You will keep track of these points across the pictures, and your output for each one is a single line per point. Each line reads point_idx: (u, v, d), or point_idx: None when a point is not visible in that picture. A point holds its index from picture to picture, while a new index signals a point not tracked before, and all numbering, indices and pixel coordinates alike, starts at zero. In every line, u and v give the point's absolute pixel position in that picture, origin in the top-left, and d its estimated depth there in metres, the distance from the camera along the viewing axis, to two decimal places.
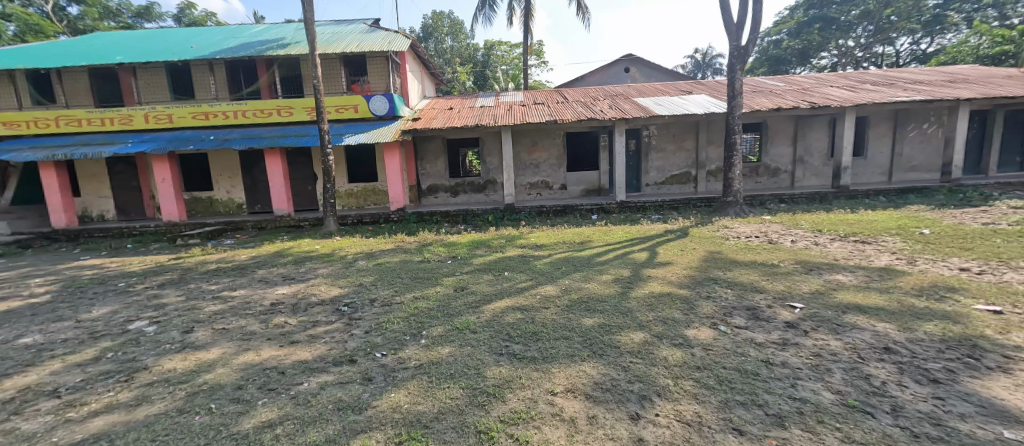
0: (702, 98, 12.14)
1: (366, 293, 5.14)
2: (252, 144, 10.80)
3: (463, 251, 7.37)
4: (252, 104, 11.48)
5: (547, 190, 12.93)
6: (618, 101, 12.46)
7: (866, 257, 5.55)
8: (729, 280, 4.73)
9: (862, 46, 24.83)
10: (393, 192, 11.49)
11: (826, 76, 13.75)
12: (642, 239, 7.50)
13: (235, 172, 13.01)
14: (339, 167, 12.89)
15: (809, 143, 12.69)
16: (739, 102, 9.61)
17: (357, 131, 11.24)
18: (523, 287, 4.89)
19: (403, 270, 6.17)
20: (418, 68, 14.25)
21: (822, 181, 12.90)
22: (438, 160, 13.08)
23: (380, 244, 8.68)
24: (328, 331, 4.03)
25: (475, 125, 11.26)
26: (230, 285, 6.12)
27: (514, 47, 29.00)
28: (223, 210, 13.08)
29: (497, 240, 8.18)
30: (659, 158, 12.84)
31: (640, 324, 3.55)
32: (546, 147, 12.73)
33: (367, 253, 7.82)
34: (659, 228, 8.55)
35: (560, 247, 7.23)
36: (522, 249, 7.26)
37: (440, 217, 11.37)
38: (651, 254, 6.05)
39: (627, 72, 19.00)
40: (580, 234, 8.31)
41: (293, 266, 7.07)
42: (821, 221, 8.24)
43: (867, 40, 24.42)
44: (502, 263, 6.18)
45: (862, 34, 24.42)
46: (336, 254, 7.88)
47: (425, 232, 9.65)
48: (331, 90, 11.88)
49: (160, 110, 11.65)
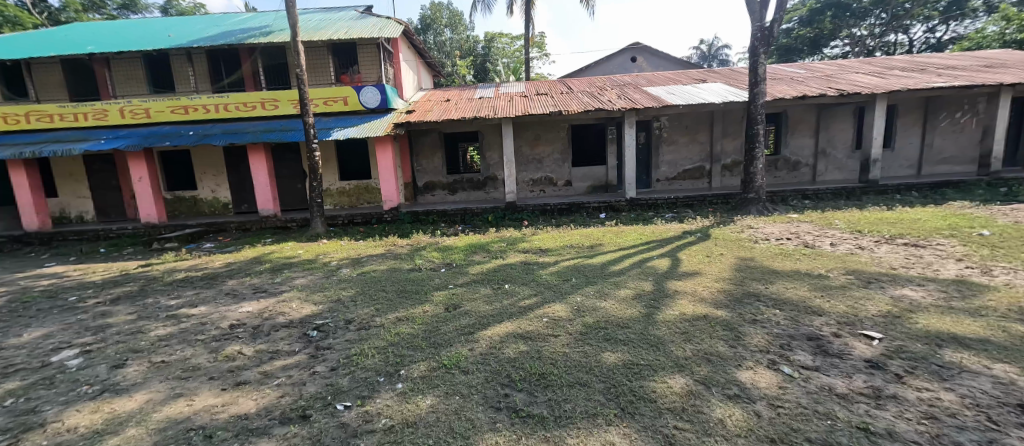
0: (718, 86, 11.27)
1: (342, 313, 4.36)
2: (233, 140, 10.03)
3: (458, 257, 6.58)
4: (234, 97, 10.71)
5: (551, 186, 12.13)
6: (627, 90, 11.60)
7: (929, 265, 4.73)
8: (775, 296, 3.93)
9: (875, 36, 23.84)
10: (386, 190, 10.71)
11: (849, 63, 12.86)
12: (659, 242, 6.69)
13: (219, 170, 12.27)
14: (329, 164, 12.15)
15: (832, 134, 11.84)
16: (761, 90, 8.77)
17: (347, 125, 10.46)
18: (526, 305, 4.09)
19: (388, 281, 5.40)
20: (413, 57, 13.43)
21: (846, 175, 12.05)
22: (435, 155, 12.31)
23: (369, 248, 7.91)
24: (286, 367, 3.26)
25: (473, 118, 10.44)
26: (192, 299, 5.36)
27: (515, 39, 28.12)
28: (208, 211, 12.35)
29: (496, 243, 7.38)
30: (671, 152, 12.00)
31: (677, 363, 2.76)
32: (550, 141, 11.91)
33: (352, 259, 7.04)
34: (676, 229, 7.73)
35: (567, 252, 6.43)
36: (525, 254, 6.47)
37: (436, 217, 10.59)
38: (674, 262, 5.26)
39: (633, 61, 18.16)
40: (589, 237, 7.50)
41: (268, 276, 6.31)
42: (858, 220, 7.40)
43: (880, 29, 23.43)
44: (502, 273, 5.40)
45: (874, 23, 23.47)
46: (318, 260, 7.12)
47: (419, 234, 8.88)
48: (320, 81, 11.11)
49: (137, 104, 10.89)
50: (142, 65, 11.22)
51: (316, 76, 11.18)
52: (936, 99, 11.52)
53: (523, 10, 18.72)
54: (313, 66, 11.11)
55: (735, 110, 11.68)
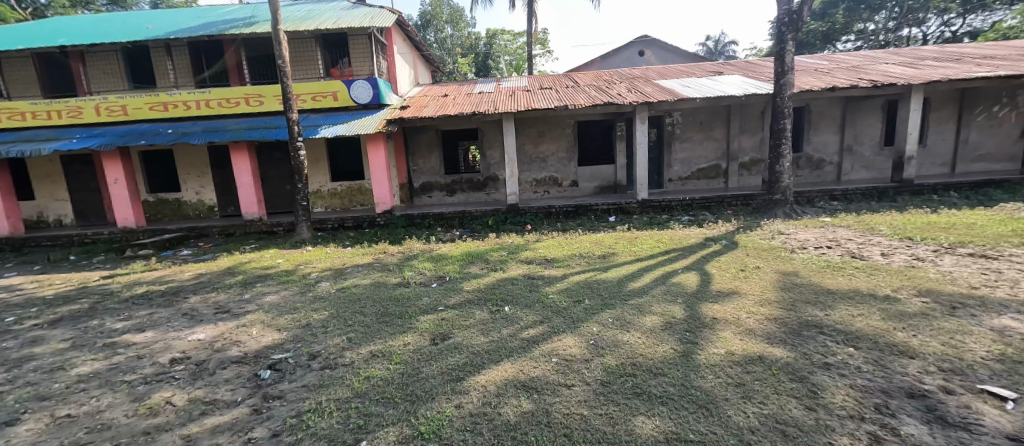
0: (736, 78, 10.43)
1: (307, 344, 3.60)
2: (212, 138, 9.29)
3: (452, 269, 5.80)
4: (216, 92, 9.97)
5: (555, 187, 11.34)
6: (637, 83, 10.79)
7: (1016, 283, 3.92)
8: (842, 328, 3.13)
9: (889, 31, 23.03)
10: (378, 191, 9.95)
11: (875, 54, 12.02)
12: (681, 251, 5.90)
13: (204, 171, 11.56)
14: (317, 164, 11.47)
15: (859, 129, 11.00)
16: (788, 80, 7.94)
17: (336, 122, 9.71)
18: (530, 338, 3.31)
19: (369, 300, 4.62)
20: (409, 50, 12.67)
21: (874, 175, 11.20)
22: (432, 154, 11.56)
23: (356, 258, 7.15)
24: (216, 430, 2.49)
25: (471, 113, 9.66)
26: (142, 321, 4.62)
27: (517, 36, 27.33)
28: (192, 214, 11.66)
29: (496, 252, 6.59)
30: (684, 149, 11.19)
31: (743, 441, 1.96)
32: (554, 138, 11.13)
33: (335, 271, 6.28)
34: (697, 236, 6.91)
35: (576, 264, 5.64)
36: (528, 266, 5.68)
37: (432, 221, 9.84)
38: (704, 278, 4.47)
39: (641, 55, 17.34)
40: (600, 244, 6.70)
41: (237, 291, 5.55)
42: (904, 225, 6.57)
43: (894, 23, 22.63)
44: (501, 290, 4.63)
45: (888, 17, 22.67)
46: (297, 272, 6.38)
47: (412, 241, 8.14)
48: (308, 76, 10.38)
49: (112, 101, 10.18)
50: (121, 59, 10.50)
51: (304, 70, 10.41)
52: (971, 91, 10.66)
53: (525, 3, 17.91)
54: (301, 59, 10.35)
55: (753, 104, 10.85)
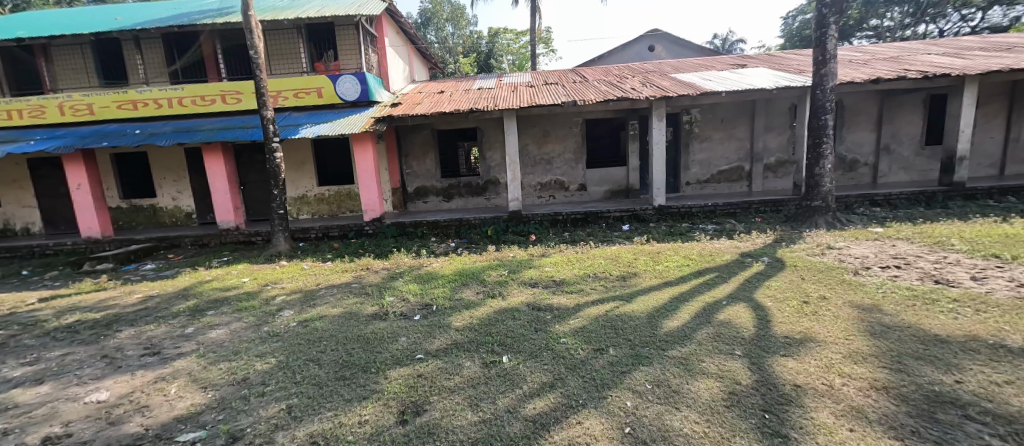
0: (761, 70, 9.43)
1: (230, 418, 2.62)
2: (182, 140, 8.39)
3: (440, 294, 4.81)
4: (189, 89, 9.08)
5: (561, 191, 10.37)
6: (651, 77, 9.81)
7: None
8: (998, 412, 2.12)
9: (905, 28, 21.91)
10: (366, 197, 8.99)
11: (912, 45, 10.96)
12: (716, 271, 4.89)
13: (181, 175, 10.67)
14: (303, 167, 10.58)
15: (896, 127, 10.01)
16: (831, 69, 6.93)
17: (319, 120, 8.79)
18: (538, 419, 2.30)
19: (330, 341, 3.64)
20: (402, 44, 11.73)
21: (913, 177, 10.19)
22: (427, 155, 10.62)
23: (333, 276, 6.19)
24: None
25: (468, 110, 8.68)
26: (46, 367, 3.67)
27: (520, 35, 26.31)
28: (169, 221, 10.78)
29: (493, 272, 5.60)
30: (703, 150, 10.19)
31: None
32: (561, 138, 10.15)
33: (304, 295, 5.32)
34: (731, 251, 5.88)
35: (591, 288, 4.63)
36: (532, 291, 4.68)
37: (426, 229, 8.90)
38: (759, 315, 3.47)
39: (652, 50, 16.34)
40: (616, 261, 5.68)
41: (180, 322, 4.59)
42: (979, 238, 5.52)
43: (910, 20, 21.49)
44: (497, 328, 3.63)
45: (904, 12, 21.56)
46: (261, 296, 5.43)
47: (400, 254, 7.17)
48: (291, 71, 9.45)
49: (77, 99, 9.27)
50: (90, 53, 9.62)
51: (285, 64, 9.48)
52: None
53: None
54: (282, 52, 9.43)
55: (780, 99, 9.82)
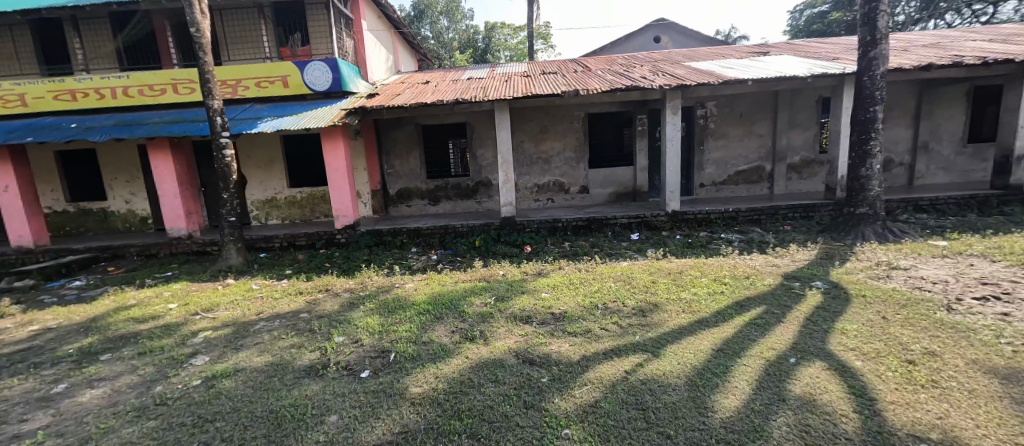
0: (786, 57, 8.33)
1: None
2: (120, 135, 7.21)
3: (403, 333, 3.68)
4: (136, 77, 7.91)
5: (560, 193, 9.26)
6: (662, 66, 8.69)
7: None
8: None
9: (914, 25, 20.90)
10: (337, 200, 7.84)
11: (947, 32, 9.90)
12: (763, 304, 3.77)
13: (134, 175, 9.49)
14: (271, 167, 9.45)
15: (936, 123, 8.99)
16: (882, 51, 5.84)
17: (283, 113, 7.65)
18: None
19: (226, 423, 2.49)
20: (383, 30, 10.58)
21: (952, 178, 9.19)
22: (410, 153, 9.49)
23: (283, 301, 5.05)
24: None
25: (453, 101, 7.54)
26: None
27: (517, 30, 25.18)
28: (122, 227, 9.63)
29: (477, 299, 4.46)
30: (720, 148, 9.10)
31: None
32: (560, 135, 9.03)
33: (234, 330, 4.18)
34: (770, 271, 4.77)
35: (601, 328, 3.51)
36: (523, 333, 3.56)
37: (406, 238, 7.78)
38: (854, 388, 2.35)
39: (657, 42, 15.26)
40: (628, 286, 4.56)
41: (55, 375, 3.44)
42: None
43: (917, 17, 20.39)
44: (471, 404, 2.50)
45: (911, 8, 20.60)
46: (182, 331, 4.27)
47: (370, 271, 6.04)
48: (253, 58, 8.28)
49: (6, 88, 8.04)
50: (24, 34, 8.40)
51: (247, 49, 8.32)
52: None
53: None
54: (243, 35, 8.25)
55: (807, 91, 8.72)
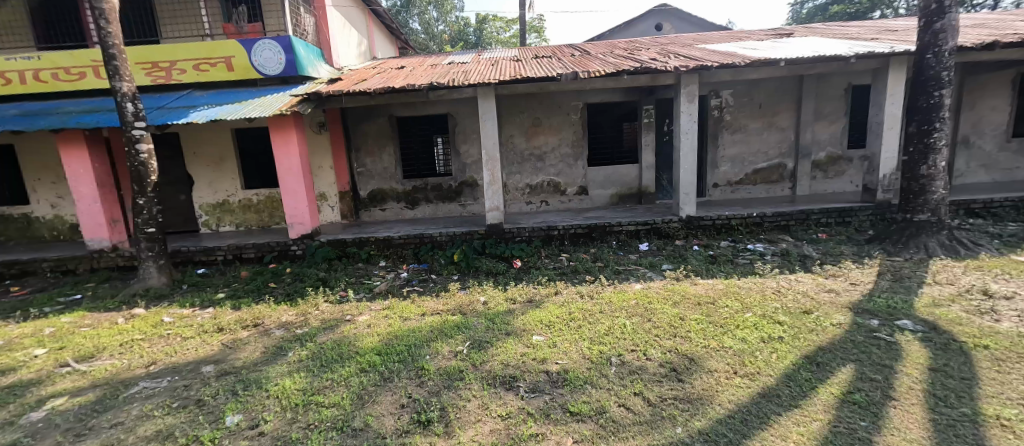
0: (814, 38, 7.23)
1: None
2: (18, 127, 5.89)
3: (326, 412, 2.48)
4: (46, 57, 6.58)
5: (555, 195, 8.11)
6: (672, 48, 7.56)
7: None
8: None
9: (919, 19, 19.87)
10: (291, 206, 6.60)
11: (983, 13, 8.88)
12: (848, 362, 2.64)
13: (60, 175, 8.16)
14: (221, 164, 8.15)
15: (979, 114, 7.95)
16: (951, 22, 4.73)
17: (223, 101, 6.38)
18: None
19: None
20: (354, 9, 9.34)
21: (995, 175, 8.18)
22: (382, 149, 8.26)
23: (193, 341, 3.84)
24: None
25: (428, 86, 6.33)
26: None
27: (509, 23, 24.00)
28: (49, 235, 8.32)
29: (443, 347, 3.27)
30: (737, 143, 7.98)
31: None
32: (555, 127, 7.87)
33: (97, 395, 2.96)
34: (832, 302, 3.63)
35: (620, 406, 2.36)
36: (504, 413, 2.38)
37: (373, 250, 6.56)
38: None
39: (658, 29, 14.18)
40: (649, 325, 3.39)
41: None
42: None
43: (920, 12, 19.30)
44: None
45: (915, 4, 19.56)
46: (26, 397, 3.02)
47: (317, 296, 4.82)
48: (192, 35, 7.01)
49: None
50: None
51: (187, 24, 7.06)
52: None
53: None
54: (180, 8, 6.98)
55: (836, 77, 7.64)
